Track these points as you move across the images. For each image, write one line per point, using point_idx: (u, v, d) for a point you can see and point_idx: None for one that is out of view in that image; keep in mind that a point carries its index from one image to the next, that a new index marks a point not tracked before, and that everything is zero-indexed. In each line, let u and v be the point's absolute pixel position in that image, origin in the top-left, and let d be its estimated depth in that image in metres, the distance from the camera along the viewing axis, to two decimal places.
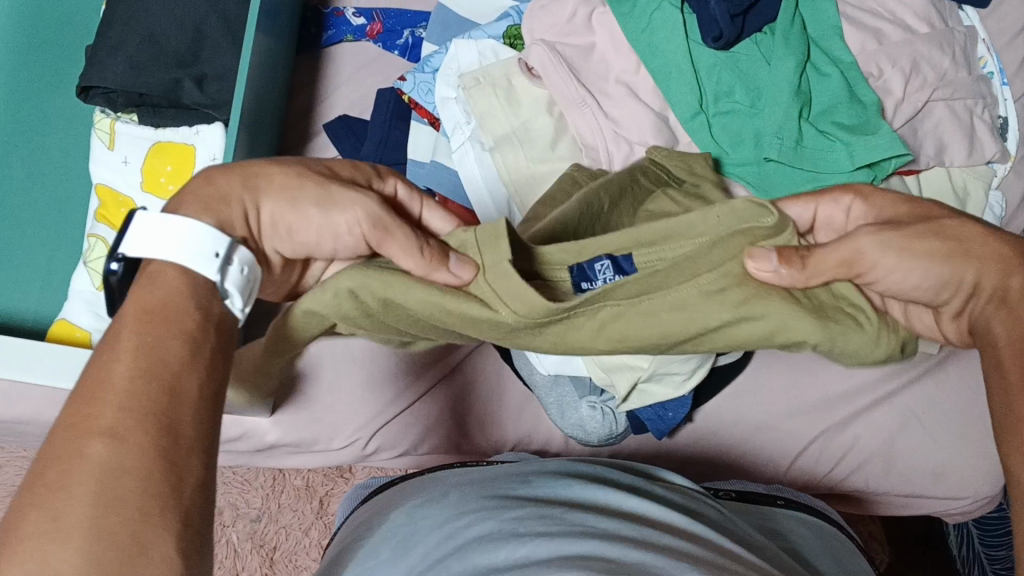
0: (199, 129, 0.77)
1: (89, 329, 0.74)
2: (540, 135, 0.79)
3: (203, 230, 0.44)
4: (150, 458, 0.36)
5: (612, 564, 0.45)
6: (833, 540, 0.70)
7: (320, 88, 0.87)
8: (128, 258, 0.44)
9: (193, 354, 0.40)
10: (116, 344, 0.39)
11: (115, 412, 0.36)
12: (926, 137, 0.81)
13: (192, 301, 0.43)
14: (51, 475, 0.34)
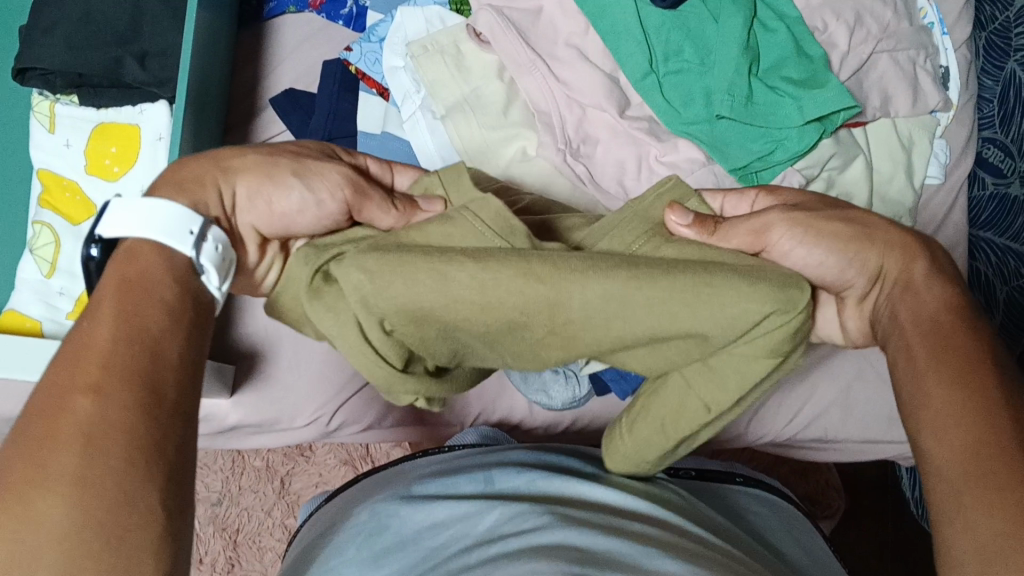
0: (144, 108, 0.75)
1: (38, 319, 0.72)
2: (492, 101, 0.79)
3: (174, 208, 0.45)
4: (137, 415, 0.37)
5: (584, 555, 0.46)
6: (790, 520, 0.70)
7: (264, 61, 0.85)
8: (106, 239, 0.44)
9: (173, 322, 0.41)
10: (97, 310, 0.40)
11: (99, 370, 0.37)
12: (871, 88, 0.82)
13: (171, 273, 0.43)
14: (41, 427, 0.36)
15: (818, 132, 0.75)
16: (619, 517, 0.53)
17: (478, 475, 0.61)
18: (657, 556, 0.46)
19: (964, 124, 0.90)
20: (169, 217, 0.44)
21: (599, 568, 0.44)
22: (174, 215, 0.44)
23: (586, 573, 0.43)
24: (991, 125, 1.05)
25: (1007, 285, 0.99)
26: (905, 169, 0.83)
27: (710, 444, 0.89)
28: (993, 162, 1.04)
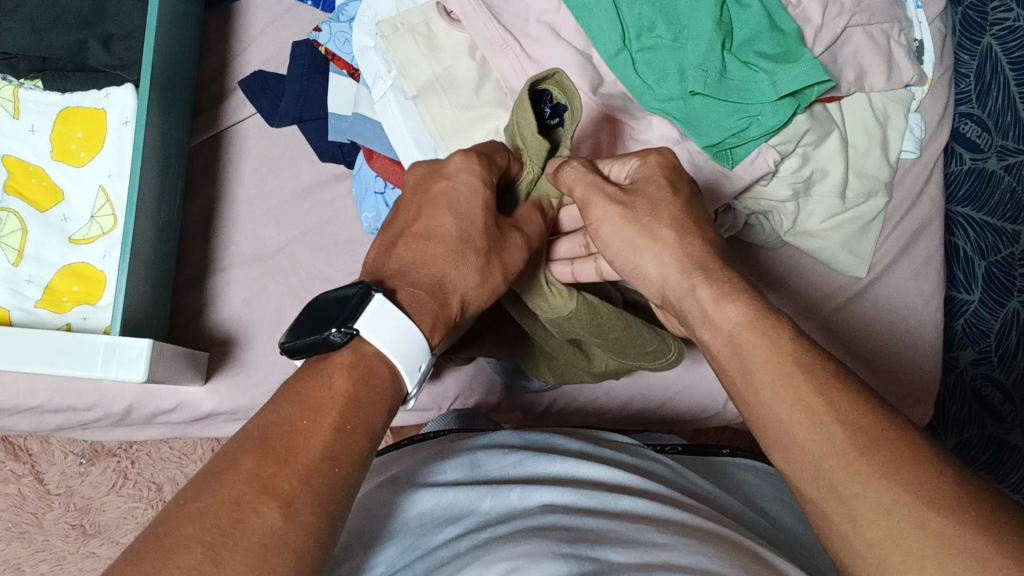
0: (110, 92, 0.74)
1: (6, 306, 0.70)
2: (463, 81, 0.77)
3: (419, 342, 0.48)
4: (308, 539, 0.39)
5: (575, 534, 0.45)
6: (781, 483, 0.70)
7: (232, 44, 0.84)
8: (352, 332, 0.46)
9: (369, 451, 0.44)
10: (319, 416, 0.42)
11: (298, 484, 0.40)
12: (846, 63, 0.81)
13: (386, 401, 0.46)
14: (226, 521, 0.37)
15: (792, 107, 0.75)
16: (608, 497, 0.52)
17: (465, 458, 0.60)
18: (649, 533, 0.46)
19: (939, 98, 0.89)
20: (409, 343, 0.48)
21: (588, 545, 0.43)
22: (414, 344, 0.48)
23: (576, 551, 0.42)
24: (967, 101, 1.04)
25: (984, 260, 1.02)
26: (880, 144, 0.83)
27: (691, 423, 0.89)
28: (969, 136, 1.03)
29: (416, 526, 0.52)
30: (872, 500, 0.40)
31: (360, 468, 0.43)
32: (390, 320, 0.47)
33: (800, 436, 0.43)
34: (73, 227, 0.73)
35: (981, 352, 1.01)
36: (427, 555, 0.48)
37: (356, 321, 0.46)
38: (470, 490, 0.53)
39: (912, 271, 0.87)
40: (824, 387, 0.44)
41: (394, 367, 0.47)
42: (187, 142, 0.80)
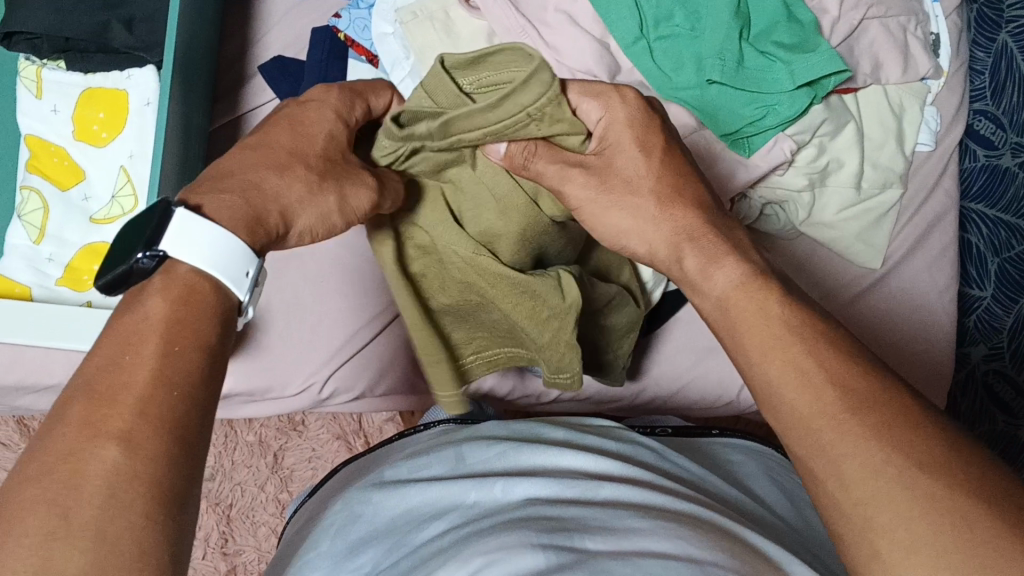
0: (131, 74, 0.74)
1: (28, 284, 0.71)
2: None
3: (239, 249, 0.45)
4: (157, 467, 0.37)
5: (553, 522, 0.46)
6: (770, 462, 0.70)
7: (252, 29, 0.85)
8: (161, 256, 0.44)
9: (207, 364, 0.42)
10: (139, 348, 0.41)
11: (132, 419, 0.38)
12: (863, 54, 0.82)
13: (216, 312, 0.44)
14: (64, 474, 0.36)
15: (808, 97, 0.75)
16: (590, 486, 0.52)
17: (449, 453, 0.61)
18: (628, 519, 0.46)
19: (955, 91, 0.89)
20: (227, 253, 0.45)
21: (568, 534, 0.44)
22: (234, 252, 0.45)
23: (555, 541, 0.43)
24: (983, 97, 1.05)
25: (997, 257, 1.02)
26: (896, 136, 0.84)
27: (704, 412, 0.89)
28: (983, 132, 1.04)
29: (404, 523, 0.53)
30: (862, 462, 0.40)
31: (197, 380, 0.41)
32: (201, 234, 0.44)
33: (784, 404, 0.44)
34: (94, 206, 0.75)
35: (993, 348, 1.02)
36: (412, 552, 0.49)
37: (159, 241, 0.44)
38: (455, 485, 0.54)
39: (926, 263, 0.87)
40: (802, 356, 0.45)
41: (217, 283, 0.45)
42: (207, 126, 0.81)
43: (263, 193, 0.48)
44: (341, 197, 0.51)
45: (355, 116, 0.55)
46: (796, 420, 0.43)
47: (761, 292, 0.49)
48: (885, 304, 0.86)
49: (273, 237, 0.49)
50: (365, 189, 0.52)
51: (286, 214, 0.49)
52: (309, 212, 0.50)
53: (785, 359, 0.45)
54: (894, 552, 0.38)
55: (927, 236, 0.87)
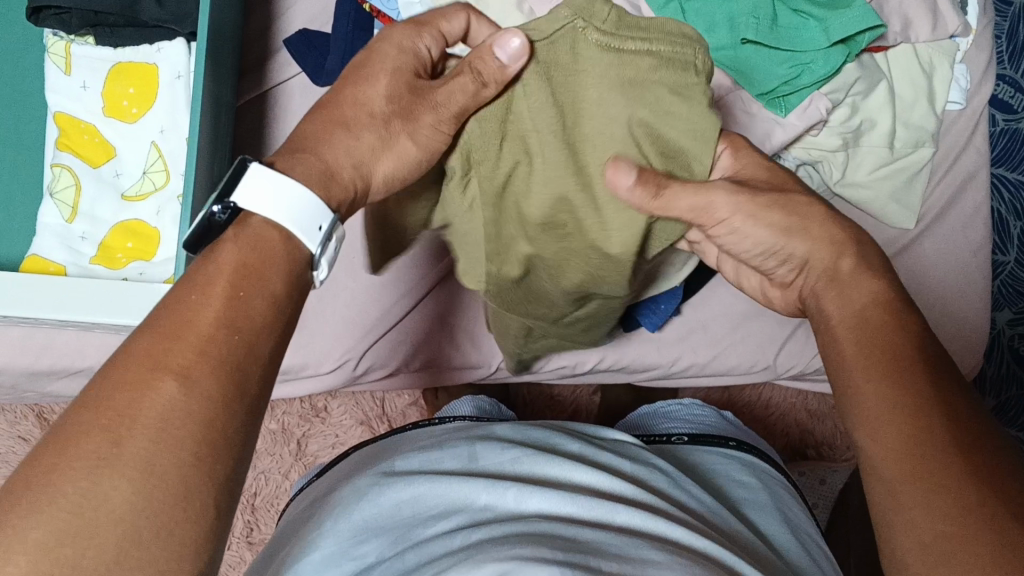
0: (162, 47, 0.73)
1: (63, 263, 0.71)
2: (512, 33, 0.77)
3: (314, 203, 0.44)
4: (215, 407, 0.36)
5: (567, 543, 0.44)
6: (775, 486, 0.66)
7: (276, 3, 0.84)
8: (233, 207, 0.43)
9: (273, 316, 0.41)
10: (207, 286, 0.40)
11: (195, 355, 0.37)
12: (891, 13, 0.81)
13: (289, 266, 0.43)
14: (121, 402, 0.35)
15: (843, 54, 0.75)
16: (605, 506, 0.50)
17: (464, 450, 0.59)
18: (643, 550, 0.45)
19: (983, 49, 0.88)
20: (303, 205, 0.44)
21: (584, 555, 0.42)
22: (310, 205, 0.44)
23: (572, 560, 0.41)
24: (1000, 61, 1.07)
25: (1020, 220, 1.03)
26: (927, 95, 0.83)
27: (739, 380, 0.89)
28: (1001, 97, 1.05)
29: (407, 519, 0.51)
30: (951, 501, 0.39)
31: (263, 332, 0.40)
32: (273, 185, 0.43)
33: (878, 438, 0.44)
34: (126, 183, 0.74)
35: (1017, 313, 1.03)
36: (417, 547, 0.47)
37: (233, 194, 0.43)
38: (464, 482, 0.52)
39: (960, 222, 0.87)
40: (897, 391, 0.44)
41: (289, 233, 0.44)
42: (235, 101, 0.80)
43: (332, 147, 0.49)
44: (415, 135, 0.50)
45: (425, 46, 0.52)
46: (886, 467, 0.43)
47: (901, 313, 0.48)
48: (919, 264, 0.85)
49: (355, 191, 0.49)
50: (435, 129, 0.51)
51: (361, 170, 0.49)
52: (386, 161, 0.50)
53: (878, 394, 0.45)
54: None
55: (961, 195, 0.87)
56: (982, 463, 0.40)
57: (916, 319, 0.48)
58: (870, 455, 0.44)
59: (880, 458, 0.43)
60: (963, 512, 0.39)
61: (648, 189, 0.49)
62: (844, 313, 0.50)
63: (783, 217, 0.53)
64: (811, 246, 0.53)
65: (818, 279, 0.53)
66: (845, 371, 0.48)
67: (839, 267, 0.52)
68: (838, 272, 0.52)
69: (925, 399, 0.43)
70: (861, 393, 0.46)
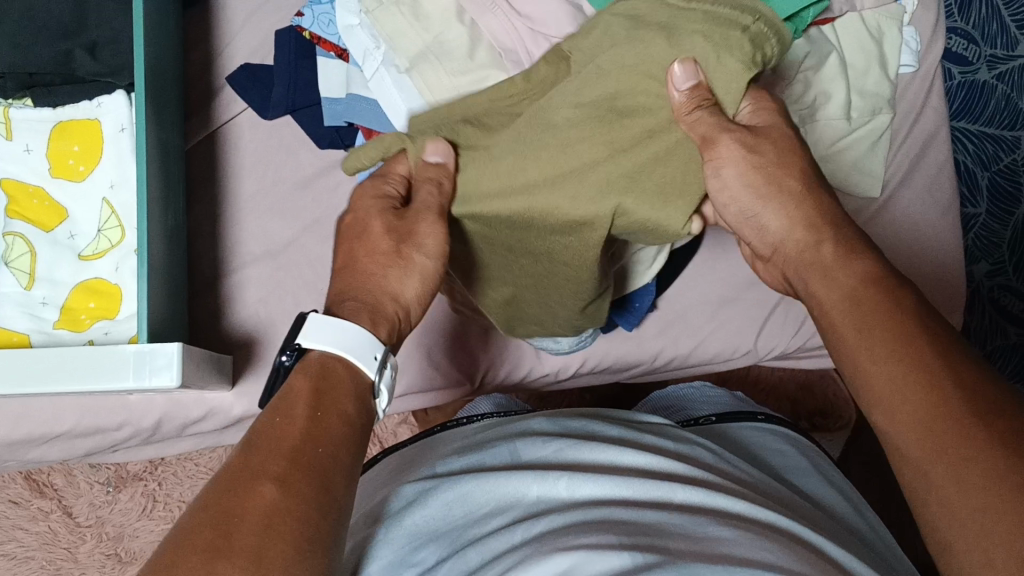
0: (102, 101, 0.74)
1: (26, 331, 0.69)
2: (455, 46, 0.75)
3: (365, 336, 0.52)
4: (309, 509, 0.43)
5: (632, 526, 0.46)
6: (811, 453, 0.68)
7: (213, 40, 0.82)
8: (299, 353, 0.51)
9: (348, 431, 0.49)
10: (291, 409, 0.47)
11: (287, 463, 0.44)
12: None
13: (352, 387, 0.51)
14: (229, 508, 0.42)
15: (789, 31, 0.74)
16: (662, 486, 0.52)
17: (505, 449, 0.60)
18: (709, 526, 0.46)
19: (930, 8, 0.87)
20: (357, 340, 0.51)
21: (649, 537, 0.44)
22: (362, 338, 0.52)
23: (639, 543, 0.43)
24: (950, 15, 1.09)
25: (987, 170, 1.07)
26: (878, 62, 0.83)
27: (724, 367, 0.88)
28: (956, 50, 1.08)
29: (462, 522, 0.52)
30: (981, 471, 0.39)
31: (342, 446, 0.47)
32: (327, 326, 0.51)
33: (899, 417, 0.44)
34: (82, 243, 0.73)
35: (994, 264, 1.07)
36: (479, 544, 0.48)
37: (298, 339, 0.51)
38: (514, 477, 0.53)
39: (926, 185, 0.86)
40: (908, 364, 0.45)
41: (350, 362, 0.51)
42: (183, 145, 0.79)
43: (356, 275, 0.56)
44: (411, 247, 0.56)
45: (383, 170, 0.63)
46: (909, 443, 0.43)
47: (894, 291, 0.49)
48: (890, 231, 0.85)
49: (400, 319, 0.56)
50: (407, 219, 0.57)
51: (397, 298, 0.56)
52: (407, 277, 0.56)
53: (887, 370, 0.46)
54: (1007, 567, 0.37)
55: (923, 158, 0.86)
56: (1005, 427, 0.40)
57: (907, 292, 0.49)
58: (893, 435, 0.44)
59: (901, 434, 0.44)
60: (994, 483, 0.39)
61: (690, 98, 0.52)
62: (834, 295, 0.51)
63: (785, 186, 0.55)
64: (788, 224, 0.55)
65: (794, 256, 0.55)
66: (850, 356, 0.48)
67: (822, 255, 0.53)
68: (821, 258, 0.53)
69: (940, 372, 0.44)
70: (881, 367, 0.46)
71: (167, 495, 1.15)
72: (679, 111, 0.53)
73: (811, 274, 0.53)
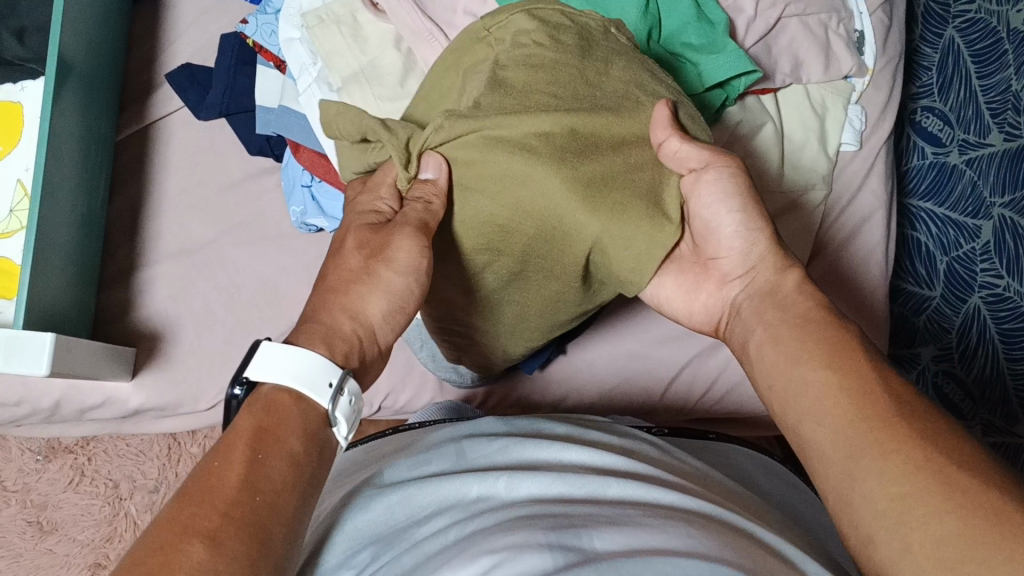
0: (26, 85, 0.83)
1: None
2: (388, 73, 0.75)
3: (315, 363, 0.49)
4: (240, 564, 0.39)
5: (562, 519, 0.42)
6: (779, 472, 0.67)
7: (160, 39, 0.86)
8: (249, 382, 0.47)
9: (292, 474, 0.45)
10: (228, 454, 0.44)
11: (218, 518, 0.40)
12: (781, 54, 0.80)
13: (303, 423, 0.47)
14: (153, 566, 0.37)
15: (718, 99, 0.73)
16: (596, 481, 0.49)
17: (450, 449, 0.56)
18: (637, 517, 0.43)
19: (881, 89, 0.87)
20: (307, 367, 0.48)
21: (576, 532, 0.40)
22: (314, 366, 0.49)
23: (563, 540, 0.39)
24: (929, 94, 1.00)
25: (946, 255, 0.96)
26: (818, 135, 0.82)
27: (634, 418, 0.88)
28: (930, 130, 0.99)
29: (404, 524, 0.48)
30: (901, 462, 0.42)
31: (285, 490, 0.44)
32: (281, 354, 0.48)
33: (824, 422, 0.47)
34: None
35: (942, 348, 0.95)
36: (413, 547, 0.44)
37: (245, 370, 0.48)
38: (454, 479, 0.50)
39: (856, 262, 0.85)
40: (840, 375, 0.48)
41: (299, 392, 0.48)
42: (113, 135, 0.82)
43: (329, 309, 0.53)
44: (386, 260, 0.54)
45: (382, 202, 0.58)
46: (832, 450, 0.45)
47: (833, 319, 0.52)
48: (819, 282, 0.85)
49: (359, 340, 0.54)
50: (408, 240, 0.54)
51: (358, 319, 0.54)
52: (374, 296, 0.55)
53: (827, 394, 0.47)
54: (925, 550, 0.39)
55: (857, 239, 0.86)
56: (922, 426, 0.44)
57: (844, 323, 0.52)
58: (819, 440, 0.47)
59: (860, 462, 0.44)
60: (915, 472, 0.42)
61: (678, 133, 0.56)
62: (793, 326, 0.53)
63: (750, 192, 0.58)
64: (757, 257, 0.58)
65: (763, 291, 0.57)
66: (786, 370, 0.51)
67: (783, 283, 0.56)
68: (779, 287, 0.56)
69: (875, 391, 0.46)
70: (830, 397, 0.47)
71: (95, 471, 1.09)
72: (670, 135, 0.56)
73: (768, 302, 0.56)
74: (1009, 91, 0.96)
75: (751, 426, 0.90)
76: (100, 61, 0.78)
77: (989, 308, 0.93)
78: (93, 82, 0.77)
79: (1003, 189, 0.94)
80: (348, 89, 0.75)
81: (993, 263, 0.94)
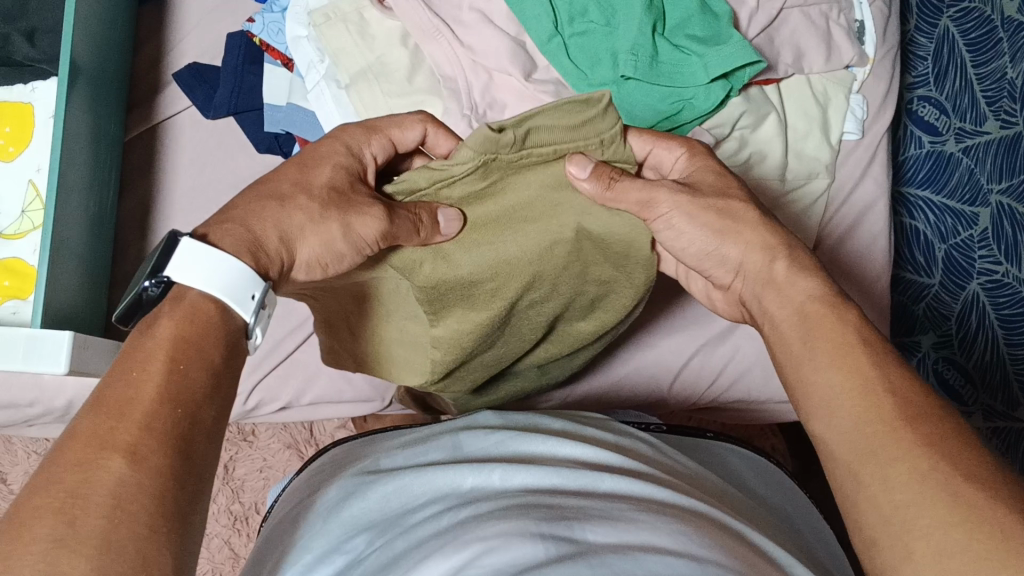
0: (37, 86, 0.84)
1: None
2: (395, 68, 0.76)
3: (243, 272, 0.44)
4: (164, 481, 0.36)
5: (552, 511, 0.42)
6: (772, 478, 0.67)
7: (167, 39, 0.86)
8: (166, 281, 0.42)
9: (213, 387, 0.41)
10: (145, 363, 0.39)
11: (138, 431, 0.36)
12: (783, 45, 0.81)
13: (223, 335, 0.43)
14: (71, 483, 0.34)
15: (724, 90, 0.73)
16: (590, 475, 0.49)
17: (447, 441, 0.56)
18: (629, 512, 0.43)
19: (881, 79, 0.88)
20: (233, 277, 0.43)
21: (567, 524, 0.40)
22: (239, 276, 0.44)
23: (551, 531, 0.39)
24: (925, 84, 1.01)
25: (944, 243, 0.97)
26: (821, 126, 0.83)
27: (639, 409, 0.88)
28: (927, 119, 1.01)
29: (397, 511, 0.48)
30: (909, 471, 0.40)
31: (206, 403, 0.40)
32: (202, 256, 0.43)
33: (831, 422, 0.45)
34: (4, 223, 0.81)
35: (942, 336, 0.97)
36: (405, 532, 0.44)
37: (164, 268, 0.42)
38: (452, 468, 0.50)
39: (862, 247, 0.86)
40: (844, 375, 0.45)
41: (222, 303, 0.43)
42: (122, 136, 0.83)
43: (261, 217, 0.48)
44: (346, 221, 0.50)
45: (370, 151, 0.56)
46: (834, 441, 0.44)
47: (844, 305, 0.49)
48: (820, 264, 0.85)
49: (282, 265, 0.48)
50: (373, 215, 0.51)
51: (287, 240, 0.48)
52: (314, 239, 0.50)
53: (828, 383, 0.46)
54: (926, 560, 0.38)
55: (857, 229, 0.86)
56: (927, 434, 0.42)
57: None
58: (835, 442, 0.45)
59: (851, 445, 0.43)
60: (918, 481, 0.40)
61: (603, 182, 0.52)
62: (784, 313, 0.51)
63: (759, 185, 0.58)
64: (745, 249, 0.54)
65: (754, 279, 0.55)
66: (793, 361, 0.49)
67: None
68: (774, 276, 0.53)
69: (884, 396, 0.44)
70: (818, 378, 0.46)
71: None
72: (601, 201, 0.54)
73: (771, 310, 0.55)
74: (1005, 79, 0.93)
75: (752, 417, 0.90)
76: (108, 61, 0.79)
77: (989, 295, 0.93)
78: (101, 80, 0.78)
79: (1000, 175, 0.92)
80: (356, 90, 0.75)
81: (991, 250, 0.93)
